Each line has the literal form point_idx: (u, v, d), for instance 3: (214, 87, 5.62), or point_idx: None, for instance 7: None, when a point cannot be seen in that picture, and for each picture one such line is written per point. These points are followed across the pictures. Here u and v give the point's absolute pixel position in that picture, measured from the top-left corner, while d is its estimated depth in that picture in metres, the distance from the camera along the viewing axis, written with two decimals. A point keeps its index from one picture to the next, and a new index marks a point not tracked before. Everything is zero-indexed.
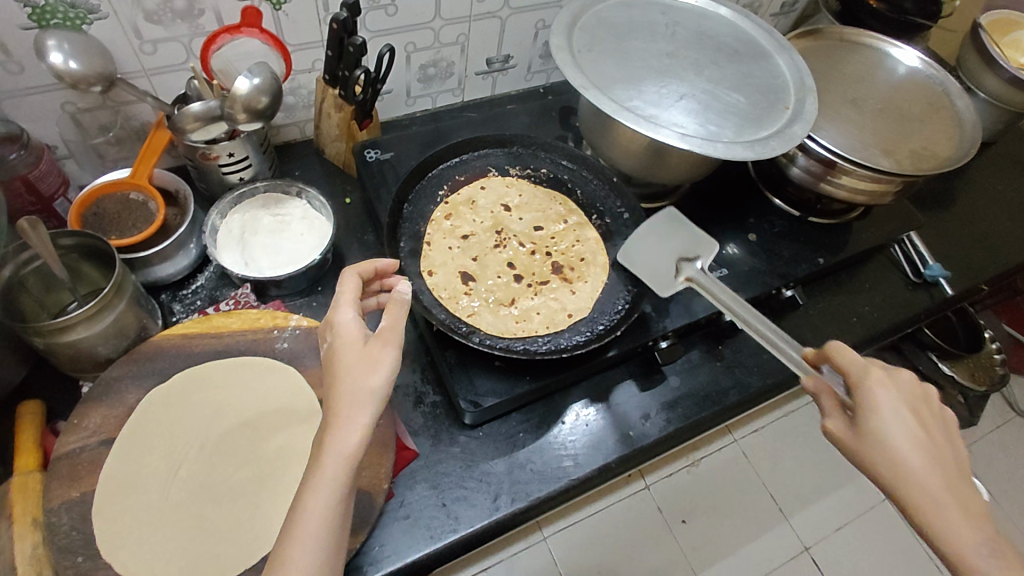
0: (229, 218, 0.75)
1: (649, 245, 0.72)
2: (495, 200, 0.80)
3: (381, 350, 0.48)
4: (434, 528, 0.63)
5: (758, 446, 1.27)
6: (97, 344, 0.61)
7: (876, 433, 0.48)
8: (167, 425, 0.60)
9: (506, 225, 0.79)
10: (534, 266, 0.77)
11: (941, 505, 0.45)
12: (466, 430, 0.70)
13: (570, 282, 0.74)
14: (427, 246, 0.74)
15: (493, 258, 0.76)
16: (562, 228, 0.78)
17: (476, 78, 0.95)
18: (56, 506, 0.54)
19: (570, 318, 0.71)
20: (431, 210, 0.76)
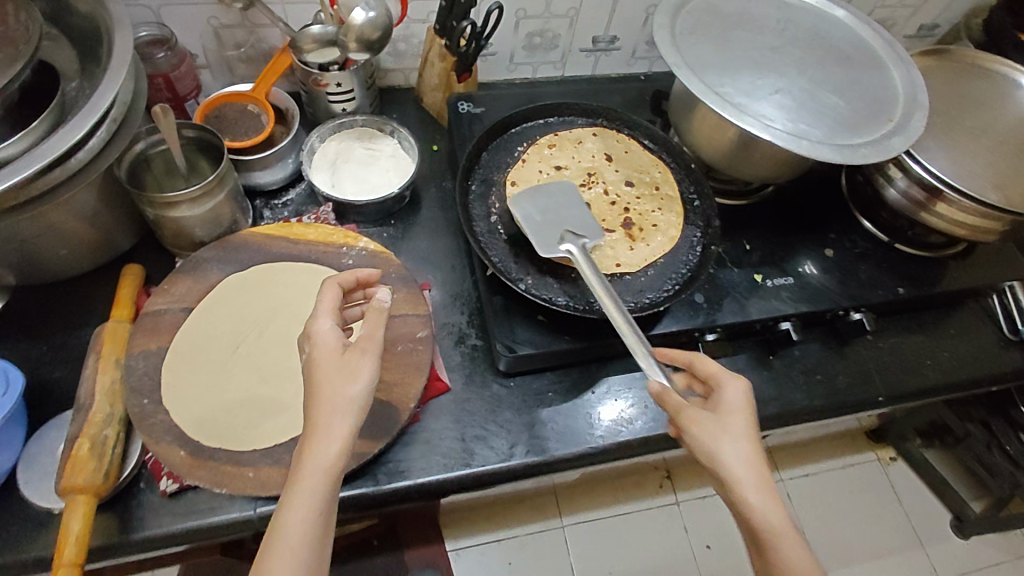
0: (327, 143, 0.82)
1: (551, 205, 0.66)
2: (594, 150, 0.73)
3: (361, 358, 0.50)
4: (449, 458, 0.67)
5: (807, 492, 1.26)
6: (194, 225, 0.68)
7: (725, 430, 0.49)
8: (236, 307, 0.66)
9: (600, 171, 0.72)
10: (607, 214, 0.70)
11: (767, 508, 0.46)
12: (499, 376, 0.72)
13: (633, 238, 0.67)
14: (521, 161, 0.71)
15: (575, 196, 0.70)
16: (645, 224, 0.68)
17: (580, 55, 0.97)
18: (137, 353, 0.62)
19: (618, 268, 0.65)
20: (505, 162, 0.71)
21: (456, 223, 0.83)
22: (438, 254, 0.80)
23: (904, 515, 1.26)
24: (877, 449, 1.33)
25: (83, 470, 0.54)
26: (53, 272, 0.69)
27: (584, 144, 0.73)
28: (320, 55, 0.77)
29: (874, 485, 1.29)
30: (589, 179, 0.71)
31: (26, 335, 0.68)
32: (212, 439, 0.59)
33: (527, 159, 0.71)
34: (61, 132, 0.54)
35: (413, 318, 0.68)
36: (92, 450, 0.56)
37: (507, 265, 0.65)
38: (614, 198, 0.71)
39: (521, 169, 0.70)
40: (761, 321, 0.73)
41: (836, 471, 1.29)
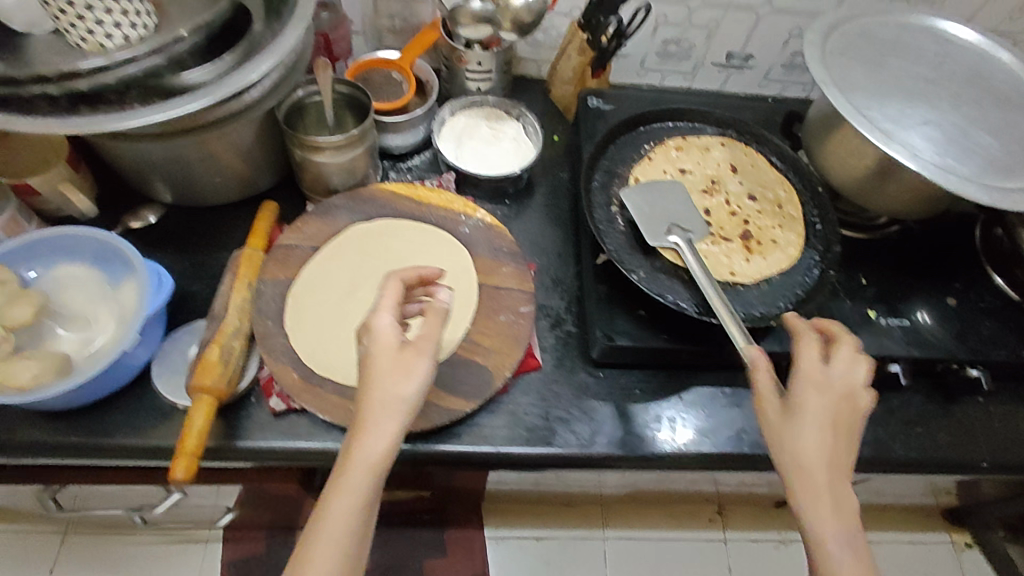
0: (457, 117, 0.86)
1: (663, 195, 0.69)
2: (720, 159, 0.73)
3: (415, 358, 0.51)
4: (531, 434, 0.68)
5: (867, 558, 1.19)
6: (332, 173, 0.73)
7: (790, 423, 0.50)
8: (358, 254, 0.70)
9: (724, 180, 0.72)
10: (726, 223, 0.69)
11: (812, 505, 0.47)
12: (590, 366, 0.73)
13: (750, 251, 0.67)
14: (647, 158, 0.72)
15: (695, 200, 0.70)
16: (764, 239, 0.67)
17: (711, 69, 0.97)
18: (267, 279, 0.68)
19: (731, 277, 0.65)
20: (631, 157, 0.72)
21: (566, 213, 0.85)
22: (545, 239, 0.82)
23: None
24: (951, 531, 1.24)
25: (211, 373, 0.60)
26: (203, 195, 0.76)
27: (711, 152, 0.73)
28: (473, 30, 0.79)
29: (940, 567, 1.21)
30: (712, 187, 0.71)
31: (173, 248, 0.75)
32: (323, 368, 0.64)
33: (652, 157, 0.72)
34: (247, 66, 0.59)
35: (517, 293, 0.70)
36: (220, 357, 0.61)
37: (622, 252, 0.65)
38: (735, 209, 0.70)
39: (646, 166, 0.71)
40: (868, 358, 0.70)
41: (903, 545, 1.21)
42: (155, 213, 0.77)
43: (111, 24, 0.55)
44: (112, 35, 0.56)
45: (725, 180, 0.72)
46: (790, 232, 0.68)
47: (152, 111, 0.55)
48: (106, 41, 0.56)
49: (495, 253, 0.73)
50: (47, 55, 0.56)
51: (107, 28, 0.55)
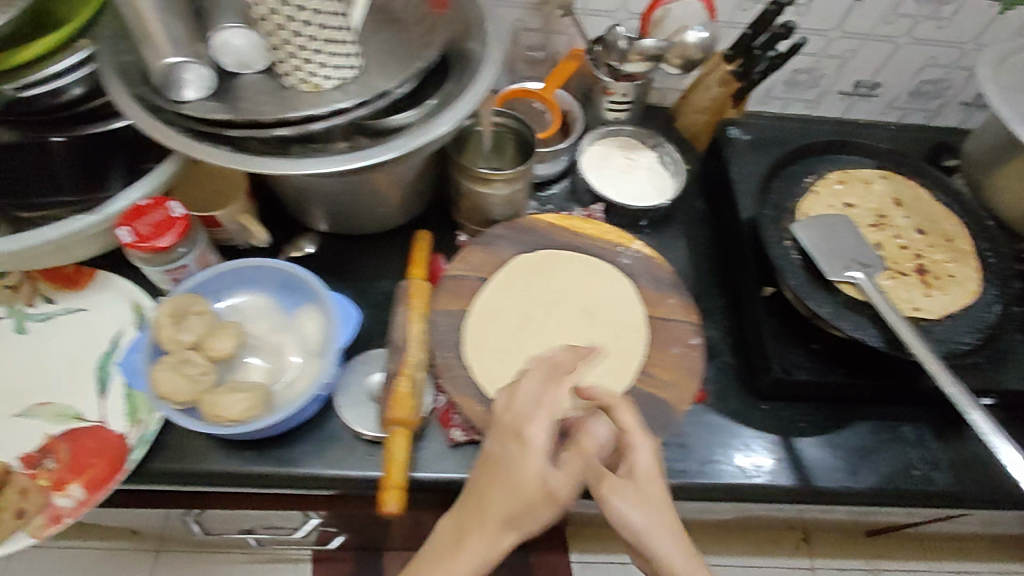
0: (594, 147, 0.87)
1: (829, 232, 0.68)
2: (883, 193, 0.73)
3: (521, 445, 0.52)
4: (705, 467, 0.68)
5: None
6: (495, 205, 0.74)
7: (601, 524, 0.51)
8: (525, 286, 0.71)
9: (890, 215, 0.71)
10: (897, 258, 0.69)
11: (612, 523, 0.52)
12: (753, 398, 0.73)
13: (929, 286, 0.66)
14: (812, 193, 0.72)
15: (865, 235, 0.70)
16: (942, 274, 0.67)
17: (836, 97, 0.97)
18: (441, 311, 0.69)
19: (916, 313, 0.64)
20: (794, 191, 0.72)
21: (707, 243, 0.86)
22: (691, 269, 0.83)
23: None
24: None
25: (405, 406, 0.60)
26: (361, 225, 0.78)
27: (873, 185, 0.73)
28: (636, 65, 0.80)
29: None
30: (880, 221, 0.71)
31: (336, 277, 0.77)
32: None
33: (817, 191, 0.72)
34: (452, 107, 0.59)
35: (687, 326, 0.71)
36: (410, 389, 0.62)
37: (804, 289, 0.65)
38: (904, 244, 0.70)
39: (812, 201, 0.71)
40: None
41: None
42: (311, 244, 0.78)
43: (330, 67, 0.57)
44: (329, 77, 0.57)
45: (892, 215, 0.71)
46: (965, 267, 0.68)
47: (377, 150, 0.57)
48: (323, 82, 0.57)
49: (658, 285, 0.73)
50: (262, 97, 0.57)
51: (325, 70, 0.57)
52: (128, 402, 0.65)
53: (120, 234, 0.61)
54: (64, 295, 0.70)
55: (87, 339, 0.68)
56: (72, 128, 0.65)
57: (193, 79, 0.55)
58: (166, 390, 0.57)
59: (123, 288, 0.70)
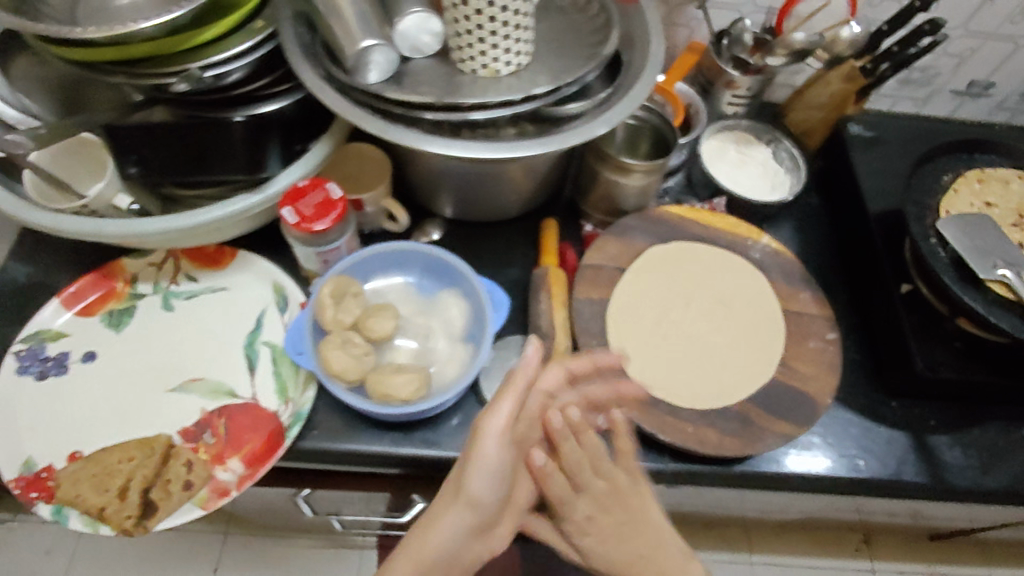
0: (712, 140, 0.88)
1: (975, 229, 0.68)
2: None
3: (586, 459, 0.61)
4: (840, 461, 0.68)
5: None
6: (630, 195, 0.75)
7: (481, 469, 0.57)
8: (663, 276, 0.71)
9: None
10: None
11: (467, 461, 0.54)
12: (882, 395, 0.73)
13: None
14: (952, 190, 0.72)
15: (1009, 234, 0.70)
16: None
17: (947, 96, 0.96)
18: (582, 298, 0.69)
19: None
20: (936, 188, 0.72)
21: (824, 239, 0.85)
22: (810, 265, 0.83)
23: None
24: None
25: None
26: (488, 213, 0.78)
27: (1011, 185, 0.73)
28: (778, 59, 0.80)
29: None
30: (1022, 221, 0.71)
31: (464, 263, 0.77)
32: (658, 390, 0.64)
33: (959, 189, 0.72)
34: (625, 97, 0.59)
35: (821, 320, 0.70)
36: None
37: (956, 286, 0.65)
38: None
39: (954, 198, 0.71)
40: None
41: None
42: (437, 230, 0.78)
43: (510, 52, 0.57)
44: (508, 63, 0.58)
45: None
46: None
47: (557, 138, 0.58)
48: (502, 68, 0.58)
49: (791, 278, 0.73)
50: (434, 81, 0.58)
51: (506, 55, 0.57)
52: (277, 380, 0.65)
53: (283, 214, 0.62)
54: (206, 274, 0.71)
55: (230, 318, 0.69)
56: (225, 109, 0.62)
57: (378, 62, 0.56)
58: (339, 369, 0.58)
59: (264, 268, 0.71)
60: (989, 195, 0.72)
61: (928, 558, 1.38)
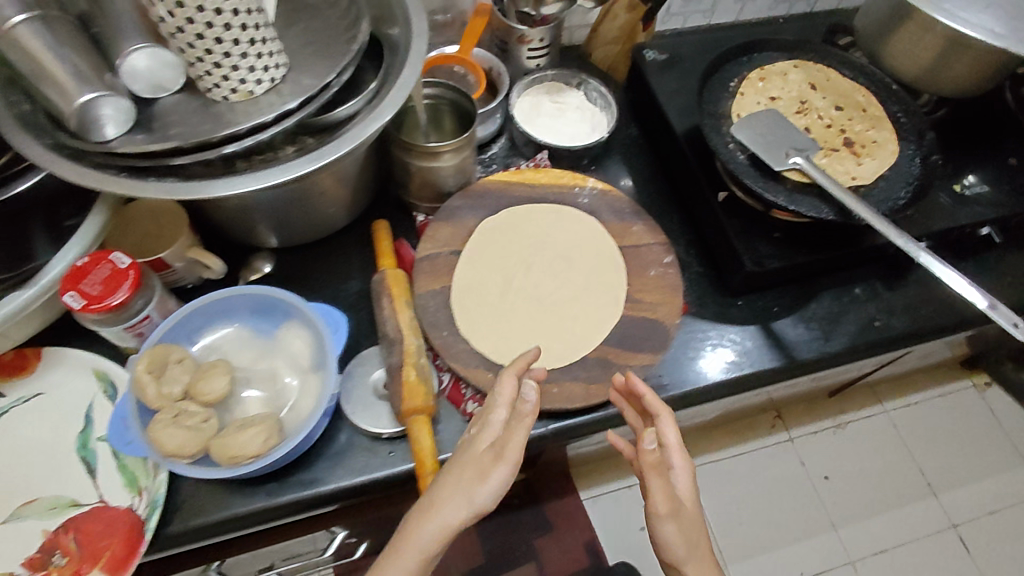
0: (523, 98, 0.87)
1: (765, 124, 0.72)
2: (804, 78, 0.78)
3: (494, 465, 0.48)
4: (705, 370, 0.73)
5: (907, 418, 1.48)
6: (448, 175, 0.73)
7: (428, 508, 0.48)
8: (499, 246, 0.71)
9: (810, 100, 0.77)
10: (826, 137, 0.75)
11: (436, 496, 0.49)
12: (728, 298, 0.77)
13: (858, 155, 0.72)
14: (738, 96, 0.76)
15: (794, 122, 0.75)
16: (871, 143, 0.73)
17: (729, 1, 1.01)
18: (424, 292, 0.68)
19: (854, 182, 0.70)
20: (725, 97, 0.76)
21: (649, 166, 0.88)
22: (641, 194, 0.85)
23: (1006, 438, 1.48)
24: (971, 376, 1.54)
25: (419, 392, 0.61)
26: (314, 231, 0.75)
27: (789, 76, 0.78)
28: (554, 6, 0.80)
29: (970, 407, 1.50)
30: (803, 107, 0.76)
31: (303, 290, 0.73)
32: (516, 362, 0.65)
33: (742, 93, 0.76)
34: (397, 85, 0.57)
35: (656, 246, 0.73)
36: (419, 376, 0.62)
37: (758, 184, 0.68)
38: (828, 122, 0.76)
39: (741, 102, 0.75)
40: (968, 228, 0.77)
41: (932, 400, 1.51)
42: (267, 263, 0.74)
43: (258, 68, 0.53)
44: (260, 80, 0.54)
45: (814, 102, 0.77)
46: (886, 131, 0.74)
47: (332, 148, 0.55)
48: (255, 86, 0.54)
49: (621, 215, 0.75)
50: (188, 118, 0.54)
51: (254, 73, 0.53)
52: (124, 473, 0.60)
53: (67, 301, 0.55)
54: (11, 385, 0.64)
55: (54, 424, 0.63)
56: None
57: (111, 114, 0.50)
58: (174, 448, 0.53)
59: (78, 360, 0.64)
60: (770, 90, 0.77)
61: (830, 413, 1.48)
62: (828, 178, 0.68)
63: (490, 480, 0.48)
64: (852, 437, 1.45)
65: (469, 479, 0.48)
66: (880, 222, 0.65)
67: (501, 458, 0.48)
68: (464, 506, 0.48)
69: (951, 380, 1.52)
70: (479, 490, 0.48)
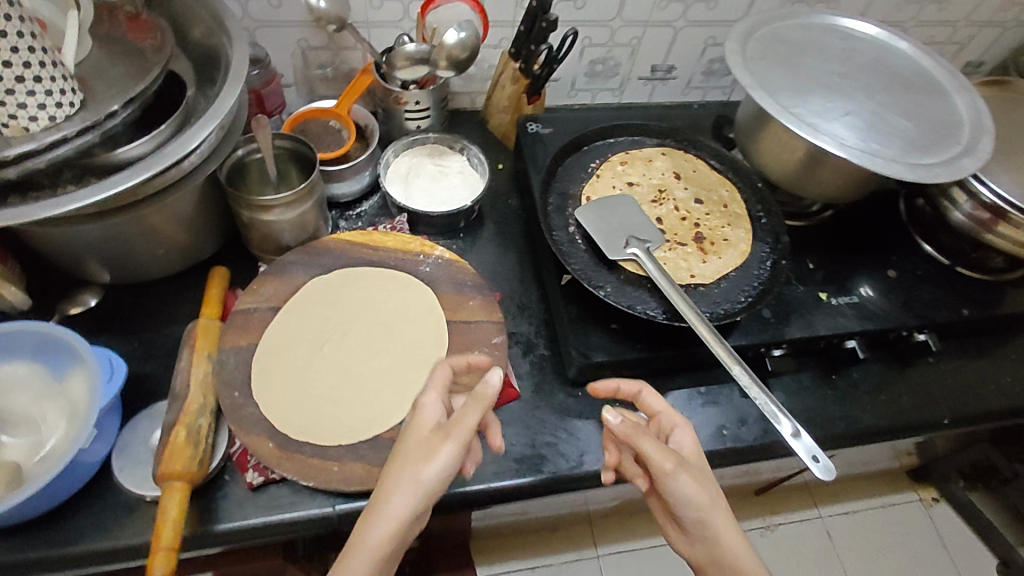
0: (400, 158, 0.86)
1: (611, 210, 0.70)
2: (670, 167, 0.77)
3: (441, 443, 0.47)
4: (523, 464, 0.67)
5: (847, 530, 1.29)
6: (284, 230, 0.72)
7: (378, 497, 0.47)
8: (321, 308, 0.69)
9: (671, 189, 0.75)
10: (679, 228, 0.72)
11: (386, 480, 0.47)
12: (568, 386, 0.73)
13: (705, 252, 0.70)
14: (595, 177, 0.74)
15: (647, 211, 0.73)
16: (720, 240, 0.71)
17: (638, 83, 1.01)
18: (228, 348, 0.65)
19: (692, 279, 0.67)
20: (582, 177, 0.75)
21: (521, 240, 0.86)
22: (504, 267, 0.82)
23: (950, 559, 1.27)
24: (919, 489, 1.35)
25: (180, 457, 0.57)
26: (147, 272, 0.73)
27: (653, 163, 0.77)
28: (407, 72, 0.81)
29: (914, 524, 1.30)
30: (660, 195, 0.75)
31: (120, 330, 0.71)
32: (304, 433, 0.61)
33: (600, 175, 0.75)
34: (186, 135, 0.57)
35: (489, 324, 0.69)
36: (188, 438, 0.58)
37: (587, 273, 0.67)
38: (684, 215, 0.74)
39: (595, 184, 0.74)
40: (827, 339, 0.72)
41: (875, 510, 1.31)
42: (95, 297, 0.72)
43: (33, 106, 0.52)
44: (36, 118, 0.52)
45: (675, 192, 0.75)
46: (741, 230, 0.72)
47: (88, 193, 0.53)
48: (30, 124, 0.52)
49: (460, 287, 0.72)
50: None
51: (28, 111, 0.52)
52: None
53: None
54: None
55: None
56: None
57: None
58: None
59: None
60: (630, 175, 0.76)
61: (759, 511, 1.29)
62: (660, 273, 0.64)
63: (441, 459, 0.47)
64: (780, 544, 1.26)
65: (417, 459, 0.47)
66: (702, 326, 0.61)
67: (460, 433, 0.47)
68: (411, 489, 0.46)
69: (894, 490, 1.33)
70: (436, 468, 0.46)
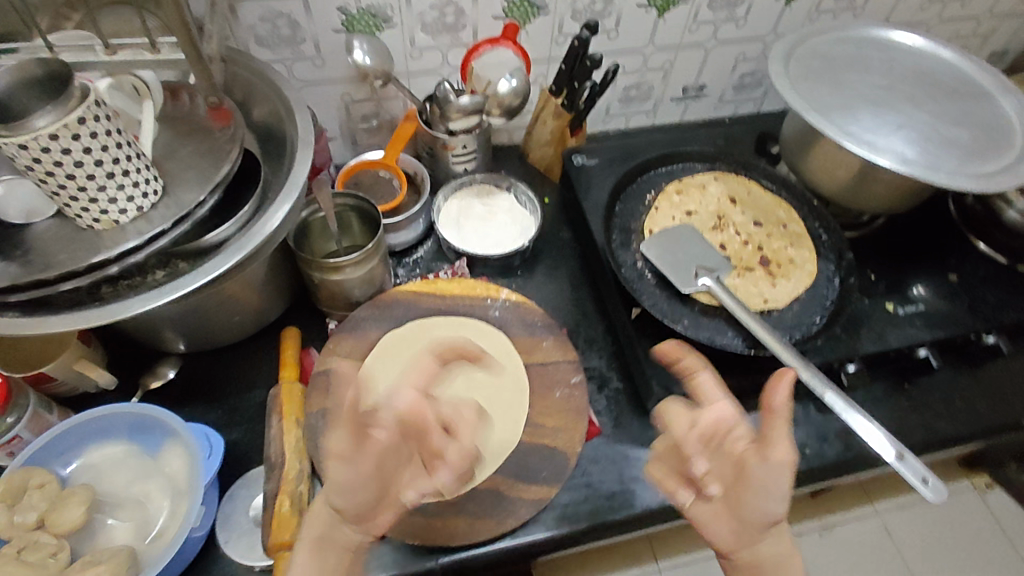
0: (450, 202, 0.87)
1: (676, 240, 0.71)
2: (725, 192, 0.78)
3: None
4: (614, 501, 0.67)
5: None
6: (354, 287, 0.73)
7: None
8: (401, 362, 0.70)
9: (729, 214, 0.76)
10: (743, 253, 0.74)
11: None
12: (646, 417, 0.73)
13: (773, 275, 0.71)
14: (654, 210, 0.76)
15: (709, 238, 0.74)
16: (786, 262, 0.72)
17: (671, 104, 1.02)
18: (314, 412, 0.66)
19: (765, 305, 0.68)
20: (641, 210, 0.76)
21: (578, 273, 0.86)
22: (566, 301, 0.83)
23: None
24: None
25: (288, 526, 0.58)
26: (222, 339, 0.73)
27: (708, 189, 0.78)
28: (463, 122, 0.82)
29: None
30: (720, 221, 0.76)
31: (203, 399, 0.72)
32: None
33: (658, 206, 0.76)
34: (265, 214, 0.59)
35: (565, 364, 0.70)
36: (292, 507, 0.59)
37: (661, 307, 0.68)
38: (745, 239, 0.75)
39: (655, 216, 0.75)
40: (899, 350, 0.72)
41: None
42: (173, 368, 0.73)
43: (122, 199, 0.54)
44: (125, 210, 0.54)
45: (733, 216, 0.76)
46: (804, 250, 0.73)
47: (183, 282, 0.54)
48: (120, 216, 0.55)
49: (531, 330, 0.72)
50: (57, 246, 0.54)
51: (118, 204, 0.54)
52: None
53: None
54: None
55: None
56: None
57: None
58: None
59: None
60: (686, 203, 0.76)
61: None
62: (736, 302, 0.64)
63: None
64: None
65: None
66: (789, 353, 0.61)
67: None
68: None
69: None
70: None
